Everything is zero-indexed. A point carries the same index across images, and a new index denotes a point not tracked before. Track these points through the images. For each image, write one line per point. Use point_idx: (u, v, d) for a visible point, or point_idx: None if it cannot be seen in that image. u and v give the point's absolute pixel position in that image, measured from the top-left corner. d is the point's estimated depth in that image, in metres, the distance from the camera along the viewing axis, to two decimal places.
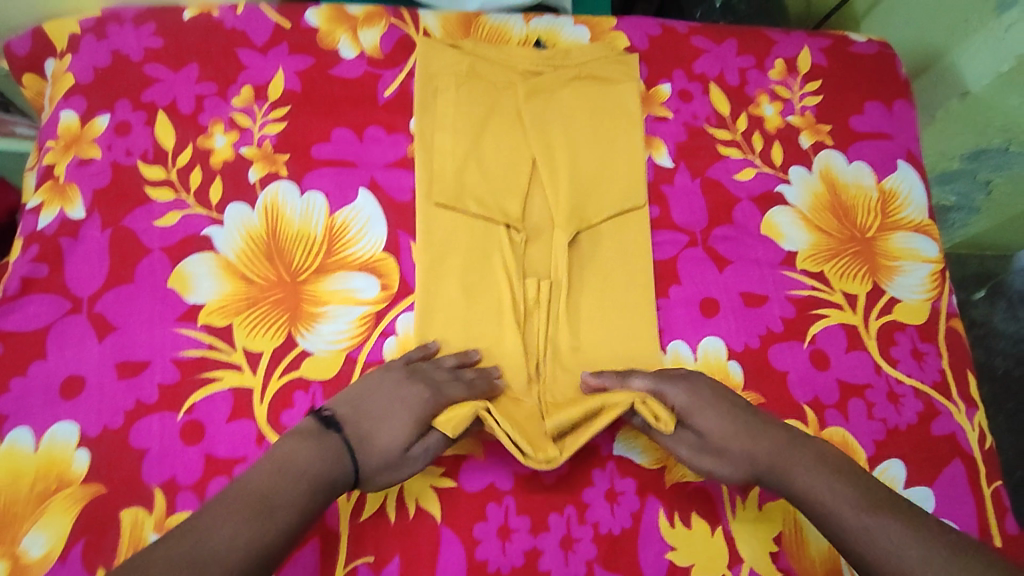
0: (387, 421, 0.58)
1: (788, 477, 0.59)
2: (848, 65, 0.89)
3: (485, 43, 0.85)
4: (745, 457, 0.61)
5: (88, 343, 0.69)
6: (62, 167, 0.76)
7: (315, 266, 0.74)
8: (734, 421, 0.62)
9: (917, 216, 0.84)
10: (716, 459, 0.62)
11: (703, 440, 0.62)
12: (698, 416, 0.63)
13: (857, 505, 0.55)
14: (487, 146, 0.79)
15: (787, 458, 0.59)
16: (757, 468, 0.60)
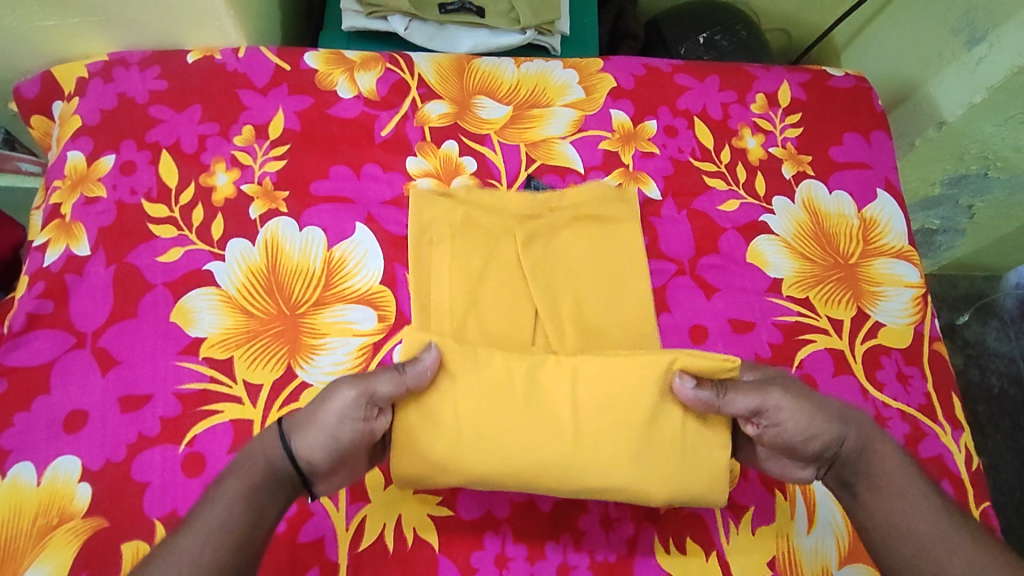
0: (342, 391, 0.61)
1: (872, 447, 0.62)
2: (826, 99, 0.93)
3: (478, 188, 0.82)
4: (842, 418, 0.61)
5: (92, 377, 0.70)
6: (68, 206, 0.78)
7: (314, 299, 0.76)
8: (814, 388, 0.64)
9: (898, 242, 0.86)
10: (817, 422, 0.60)
11: (809, 402, 0.61)
12: (787, 379, 0.63)
13: (923, 480, 0.61)
14: (479, 224, 0.80)
15: (872, 425, 0.63)
16: (852, 431, 0.62)
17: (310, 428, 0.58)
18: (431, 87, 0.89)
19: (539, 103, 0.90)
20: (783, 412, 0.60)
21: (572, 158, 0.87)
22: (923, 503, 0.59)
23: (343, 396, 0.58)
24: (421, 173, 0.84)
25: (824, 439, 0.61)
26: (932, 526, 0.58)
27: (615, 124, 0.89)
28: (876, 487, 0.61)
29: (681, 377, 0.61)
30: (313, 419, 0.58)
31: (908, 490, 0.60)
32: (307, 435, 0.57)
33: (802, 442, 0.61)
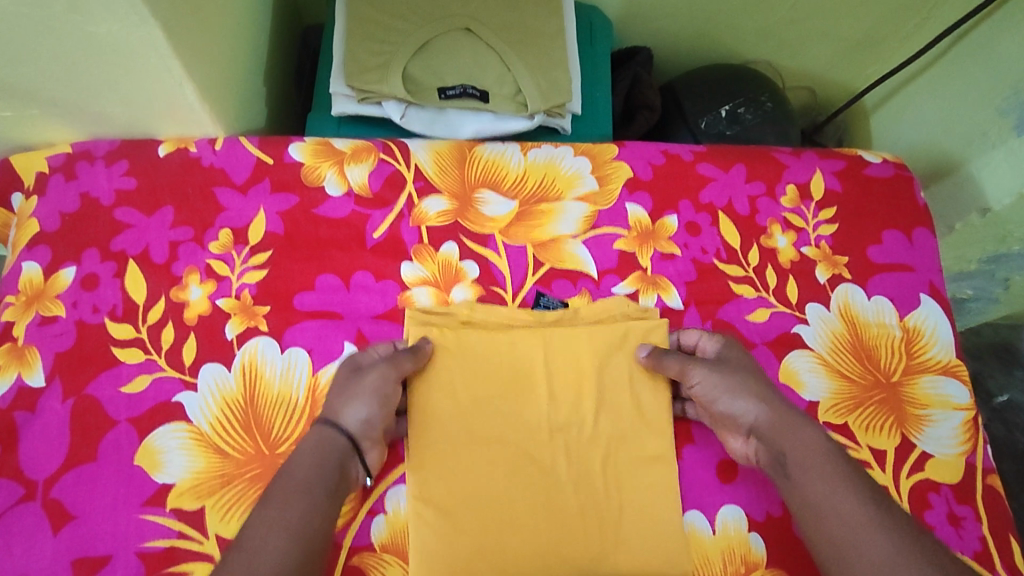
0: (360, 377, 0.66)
1: (793, 423, 0.65)
2: (864, 190, 0.85)
3: (483, 306, 0.75)
4: (765, 398, 0.66)
5: (42, 537, 0.62)
6: (22, 325, 0.70)
7: (296, 434, 0.68)
8: (751, 365, 0.70)
9: (945, 356, 0.78)
10: (740, 388, 0.67)
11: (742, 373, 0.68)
12: (731, 348, 0.71)
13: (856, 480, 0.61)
14: (481, 344, 0.72)
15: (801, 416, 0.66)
16: (773, 406, 0.66)
17: (357, 394, 0.64)
18: (429, 179, 0.81)
19: (548, 195, 0.81)
20: (707, 374, 0.68)
21: (584, 260, 0.79)
22: (847, 488, 0.60)
23: (372, 372, 0.65)
24: (418, 282, 0.76)
25: (748, 405, 0.66)
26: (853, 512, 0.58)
27: (631, 220, 0.81)
28: (803, 465, 0.62)
29: (637, 347, 0.73)
30: (363, 383, 0.65)
31: (836, 475, 0.61)
32: (354, 399, 0.64)
33: (727, 407, 0.67)
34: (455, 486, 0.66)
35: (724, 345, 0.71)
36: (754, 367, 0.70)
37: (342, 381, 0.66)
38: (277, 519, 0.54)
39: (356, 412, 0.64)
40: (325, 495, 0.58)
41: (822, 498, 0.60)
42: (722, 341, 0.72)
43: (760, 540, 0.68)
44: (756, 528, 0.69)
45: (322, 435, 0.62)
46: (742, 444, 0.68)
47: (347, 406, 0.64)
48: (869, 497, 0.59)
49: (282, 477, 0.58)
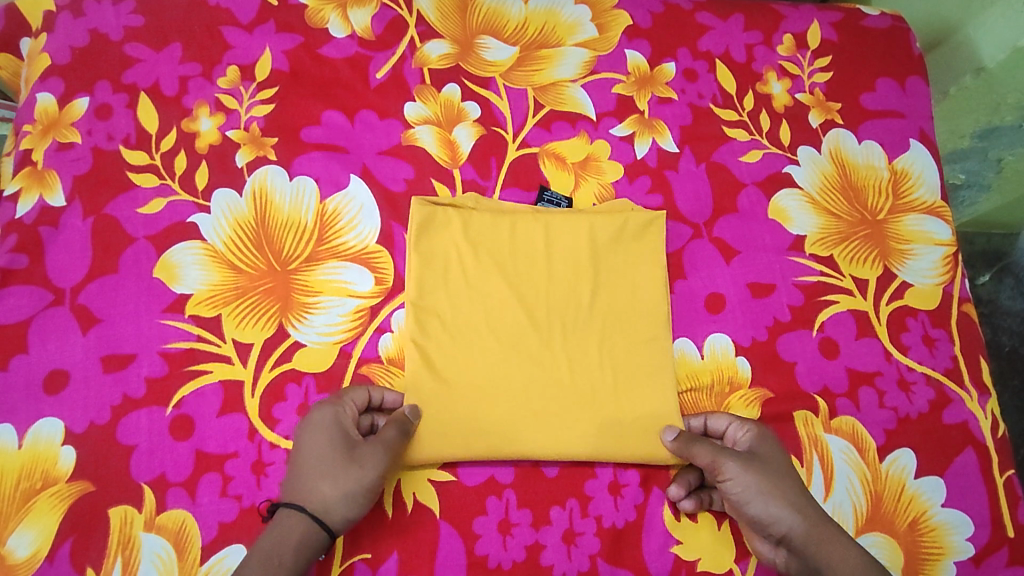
0: (351, 469, 0.61)
1: (829, 535, 0.61)
2: (860, 40, 0.86)
3: (489, 207, 0.76)
4: (798, 508, 0.62)
5: (72, 335, 0.67)
6: (40, 152, 0.73)
7: (305, 255, 0.72)
8: (791, 464, 0.66)
9: (930, 198, 0.81)
10: (776, 491, 0.63)
11: (766, 473, 0.64)
12: (770, 439, 0.67)
13: None
14: (486, 235, 0.74)
15: (831, 527, 0.62)
16: (803, 514, 0.62)
17: (340, 482, 0.60)
18: (430, 24, 0.82)
19: (548, 42, 0.83)
20: (745, 469, 0.63)
21: (583, 103, 0.81)
22: None
23: (371, 464, 0.61)
24: (420, 120, 0.78)
25: (781, 514, 0.62)
26: None
27: (630, 66, 0.82)
28: None
29: (665, 431, 0.67)
30: (345, 473, 0.61)
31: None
32: (342, 492, 0.60)
33: (760, 510, 0.63)
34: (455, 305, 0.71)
35: (761, 438, 0.66)
36: (789, 463, 0.66)
37: (329, 455, 0.62)
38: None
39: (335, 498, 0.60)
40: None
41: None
42: (758, 428, 0.67)
43: (746, 363, 0.73)
44: (742, 353, 0.73)
45: (293, 523, 0.59)
46: (766, 546, 0.65)
47: (329, 493, 0.60)
48: None
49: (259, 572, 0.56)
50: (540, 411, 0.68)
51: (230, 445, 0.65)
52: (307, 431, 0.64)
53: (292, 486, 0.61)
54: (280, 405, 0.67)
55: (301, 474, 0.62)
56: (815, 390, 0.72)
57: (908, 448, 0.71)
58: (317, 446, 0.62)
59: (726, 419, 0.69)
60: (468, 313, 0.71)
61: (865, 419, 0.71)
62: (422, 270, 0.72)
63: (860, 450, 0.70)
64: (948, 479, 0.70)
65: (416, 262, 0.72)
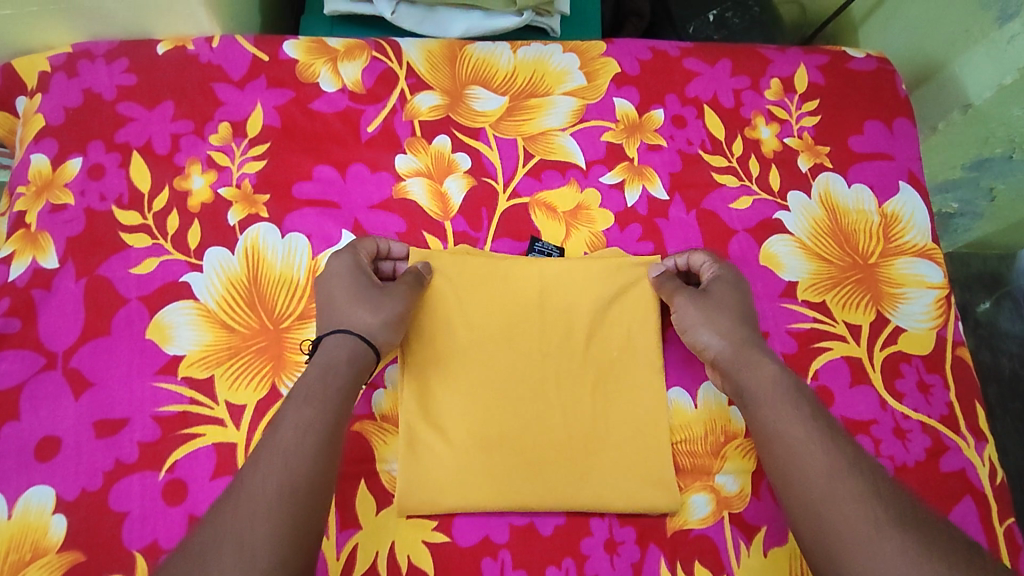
0: (379, 296, 0.66)
1: (753, 357, 0.66)
2: (847, 83, 0.87)
3: (482, 258, 0.74)
4: (730, 339, 0.67)
5: (65, 401, 0.67)
6: (34, 213, 0.73)
7: (298, 311, 0.72)
8: (749, 307, 0.71)
9: (921, 240, 0.81)
10: (717, 316, 0.69)
11: (713, 305, 0.70)
12: (732, 280, 0.72)
13: (817, 414, 0.61)
14: (479, 287, 0.73)
15: (763, 353, 0.66)
16: (736, 343, 0.67)
17: (379, 308, 0.66)
18: (421, 76, 0.83)
19: (537, 92, 0.83)
20: (703, 299, 0.71)
21: (573, 151, 0.81)
22: (801, 418, 0.60)
23: (397, 296, 0.67)
24: (411, 173, 0.78)
25: (720, 331, 0.68)
26: (809, 442, 0.58)
27: (619, 114, 0.83)
28: (758, 399, 0.63)
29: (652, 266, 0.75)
30: (378, 303, 0.66)
31: (814, 416, 0.61)
32: (383, 317, 0.65)
33: (700, 333, 0.69)
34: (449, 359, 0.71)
35: (726, 276, 0.72)
36: (747, 305, 0.71)
37: (357, 288, 0.67)
38: (295, 446, 0.54)
39: (370, 325, 0.65)
40: (332, 422, 0.57)
41: (780, 424, 0.60)
42: (725, 274, 0.73)
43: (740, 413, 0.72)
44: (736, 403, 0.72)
45: (334, 346, 0.62)
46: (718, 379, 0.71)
47: (369, 321, 0.65)
48: (835, 433, 0.59)
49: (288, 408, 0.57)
50: (535, 469, 0.67)
51: None
52: (336, 269, 0.68)
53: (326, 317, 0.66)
54: None
55: (332, 304, 0.67)
56: None
57: None
58: (345, 281, 0.67)
59: (707, 260, 0.74)
60: (462, 369, 0.70)
61: None
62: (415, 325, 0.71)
63: None
64: None
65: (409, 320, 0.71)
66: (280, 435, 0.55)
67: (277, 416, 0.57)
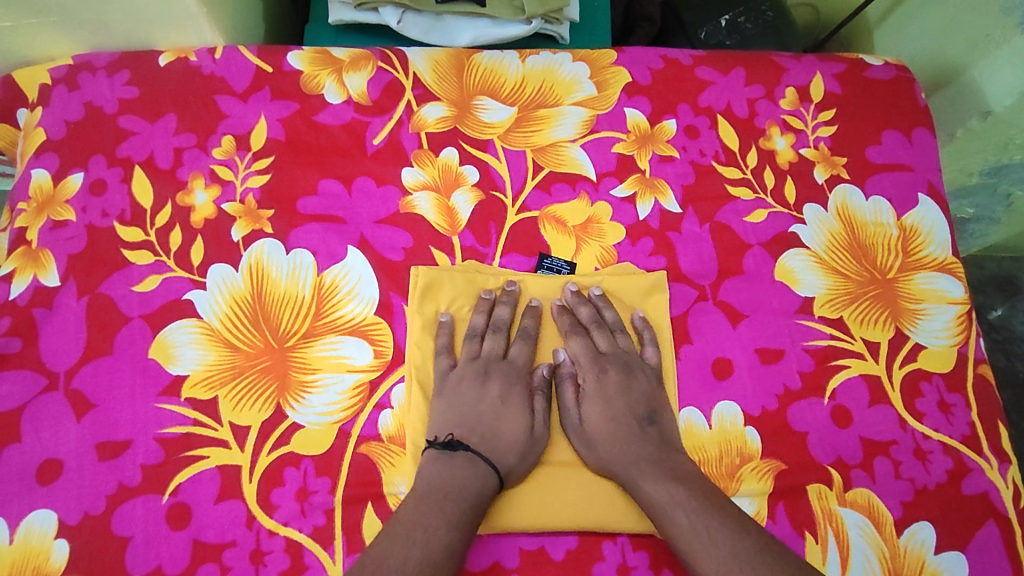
0: (504, 413, 0.67)
1: (637, 466, 0.65)
2: (863, 93, 0.85)
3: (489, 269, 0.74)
4: (617, 449, 0.66)
5: (66, 422, 0.65)
6: (35, 231, 0.72)
7: (303, 330, 0.70)
8: (656, 388, 0.70)
9: (941, 254, 0.79)
10: (596, 432, 0.67)
11: (598, 411, 0.69)
12: (630, 364, 0.71)
13: (700, 502, 0.61)
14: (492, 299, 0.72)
15: (642, 456, 0.65)
16: (620, 452, 0.66)
17: (525, 449, 0.66)
18: (427, 87, 0.81)
19: (546, 102, 0.81)
20: (586, 410, 0.69)
21: (584, 164, 0.79)
22: (691, 517, 0.60)
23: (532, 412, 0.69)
24: (418, 186, 0.77)
25: (607, 445, 0.67)
26: (701, 541, 0.59)
27: (630, 124, 0.81)
28: (655, 506, 0.62)
29: (557, 352, 0.73)
30: (512, 412, 0.68)
31: (700, 517, 0.60)
32: (518, 444, 0.66)
33: (586, 450, 0.67)
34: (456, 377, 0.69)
35: (613, 367, 0.70)
36: (648, 387, 0.70)
37: (495, 403, 0.68)
38: (434, 521, 0.58)
39: (522, 435, 0.67)
40: (468, 537, 0.59)
41: (672, 530, 0.61)
42: (593, 365, 0.71)
43: (756, 434, 0.70)
44: (752, 423, 0.71)
45: (462, 459, 0.64)
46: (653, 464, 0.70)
47: (524, 430, 0.67)
48: (723, 517, 0.60)
49: (435, 506, 0.59)
50: (546, 491, 0.66)
51: (227, 533, 0.63)
52: (455, 372, 0.70)
53: (450, 420, 0.67)
54: (277, 491, 0.65)
55: (457, 404, 0.68)
56: (828, 461, 0.70)
57: (927, 522, 0.68)
58: (468, 385, 0.69)
59: (582, 346, 0.72)
60: (463, 384, 0.69)
61: (880, 491, 0.69)
62: (422, 337, 0.71)
63: (876, 524, 0.68)
64: (969, 554, 0.68)
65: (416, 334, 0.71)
66: (429, 541, 0.57)
67: (418, 514, 0.59)
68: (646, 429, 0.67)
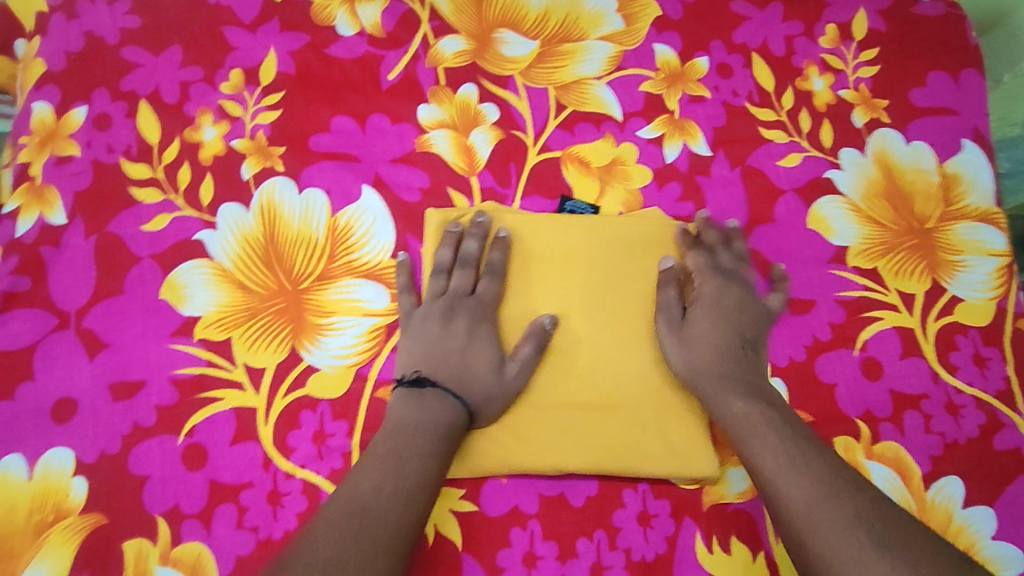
0: (471, 354, 0.64)
1: (728, 383, 0.63)
2: (909, 30, 0.80)
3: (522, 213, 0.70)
4: (711, 358, 0.64)
5: (79, 362, 0.64)
6: (39, 166, 0.69)
7: (317, 272, 0.68)
8: (764, 325, 0.68)
9: (983, 203, 0.75)
10: (693, 336, 0.65)
11: (714, 321, 0.66)
12: (745, 292, 0.68)
13: (807, 441, 0.58)
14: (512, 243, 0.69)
15: (742, 382, 0.63)
16: (721, 364, 0.64)
17: (494, 388, 0.63)
18: (445, 19, 0.76)
19: (571, 36, 0.77)
20: (693, 317, 0.67)
21: (609, 102, 0.75)
22: (787, 446, 0.57)
23: (489, 353, 0.64)
24: (436, 124, 0.73)
25: (703, 354, 0.64)
26: (789, 465, 0.56)
27: (659, 61, 0.77)
28: (741, 422, 0.60)
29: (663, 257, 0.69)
30: (478, 352, 0.64)
31: (781, 440, 0.58)
32: (484, 386, 0.63)
33: (674, 349, 0.65)
34: (450, 332, 0.65)
35: (729, 289, 0.68)
36: (759, 320, 0.68)
37: (450, 345, 0.64)
38: (397, 451, 0.57)
39: (490, 376, 0.63)
40: (441, 467, 0.58)
41: (755, 449, 0.58)
42: (711, 277, 0.68)
43: (782, 385, 0.68)
44: (778, 374, 0.68)
45: (431, 400, 0.61)
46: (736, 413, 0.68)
47: (492, 370, 0.64)
48: (819, 458, 0.57)
49: (404, 437, 0.58)
50: (567, 439, 0.64)
51: (244, 475, 0.62)
52: (420, 310, 0.67)
53: (415, 359, 0.64)
54: (294, 433, 0.64)
55: (426, 349, 0.65)
56: (856, 413, 0.68)
57: (955, 476, 0.67)
58: (432, 324, 0.65)
59: (699, 260, 0.69)
60: (447, 339, 0.65)
61: (909, 445, 0.67)
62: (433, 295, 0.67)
63: (904, 478, 0.66)
64: (998, 508, 0.66)
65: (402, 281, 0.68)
66: (402, 471, 0.56)
67: (391, 444, 0.58)
68: (760, 372, 0.65)
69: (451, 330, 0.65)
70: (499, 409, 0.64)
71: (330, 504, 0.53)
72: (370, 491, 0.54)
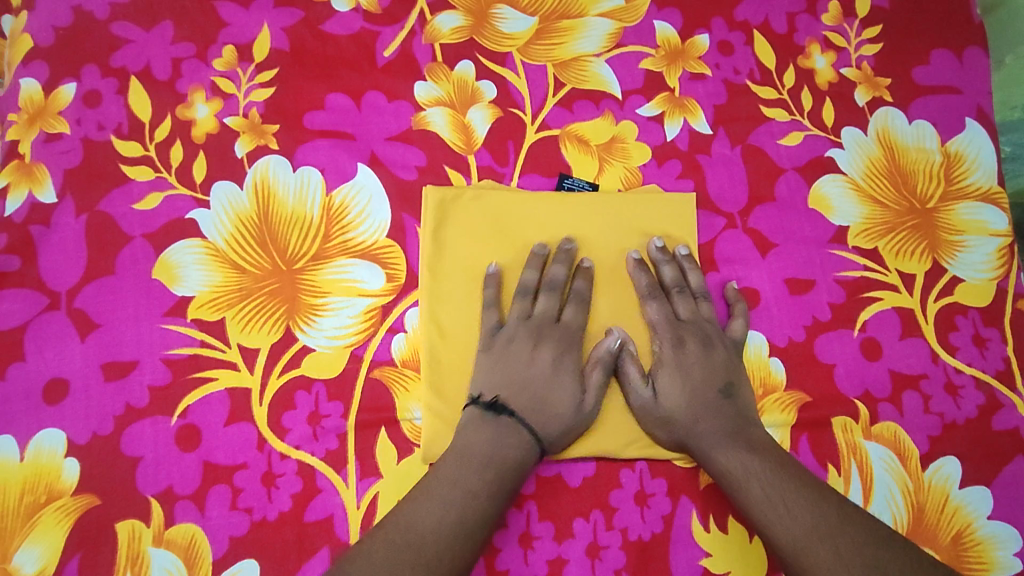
0: (555, 386, 0.62)
1: (719, 438, 0.60)
2: (913, 7, 0.79)
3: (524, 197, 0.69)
4: (692, 420, 0.62)
5: (70, 342, 0.63)
6: (27, 144, 0.68)
7: (312, 252, 0.67)
8: (735, 361, 0.65)
9: (985, 183, 0.74)
10: (672, 396, 0.63)
11: (683, 375, 0.63)
12: (711, 334, 0.65)
13: (805, 490, 0.56)
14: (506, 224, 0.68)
15: (729, 431, 0.61)
16: (703, 420, 0.62)
17: (574, 420, 0.62)
18: None
19: (570, 12, 0.75)
20: (659, 381, 0.64)
21: (609, 80, 0.74)
22: (792, 500, 0.56)
23: (569, 384, 0.63)
24: (432, 102, 0.72)
25: (685, 413, 0.62)
26: (797, 523, 0.54)
27: (660, 38, 0.75)
28: (736, 482, 0.58)
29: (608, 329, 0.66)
30: (562, 381, 0.62)
31: (778, 491, 0.57)
32: (564, 418, 0.61)
33: (653, 414, 0.63)
34: (534, 358, 0.63)
35: (683, 334, 0.65)
36: (728, 359, 0.65)
37: (534, 372, 0.62)
38: (464, 487, 0.55)
39: (571, 408, 0.62)
40: (503, 506, 0.56)
41: (757, 506, 0.57)
42: (671, 333, 0.65)
43: (781, 365, 0.68)
44: (777, 354, 0.68)
45: (511, 430, 0.59)
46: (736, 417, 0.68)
47: (574, 403, 0.62)
48: (823, 509, 0.55)
49: (461, 469, 0.56)
50: None
51: (238, 456, 0.62)
52: (505, 331, 0.65)
53: (496, 383, 0.62)
54: (289, 413, 0.63)
55: (504, 372, 0.62)
56: (855, 393, 0.68)
57: (953, 456, 0.66)
58: (518, 347, 0.63)
59: (659, 312, 0.66)
60: (525, 364, 0.63)
61: (908, 425, 0.67)
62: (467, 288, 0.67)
63: (902, 458, 0.66)
64: (996, 489, 0.66)
65: (435, 281, 0.67)
66: (466, 510, 0.54)
67: (456, 475, 0.56)
68: (747, 414, 0.63)
69: (533, 357, 0.63)
70: (569, 442, 0.63)
71: (388, 530, 0.52)
72: (428, 525, 0.52)
